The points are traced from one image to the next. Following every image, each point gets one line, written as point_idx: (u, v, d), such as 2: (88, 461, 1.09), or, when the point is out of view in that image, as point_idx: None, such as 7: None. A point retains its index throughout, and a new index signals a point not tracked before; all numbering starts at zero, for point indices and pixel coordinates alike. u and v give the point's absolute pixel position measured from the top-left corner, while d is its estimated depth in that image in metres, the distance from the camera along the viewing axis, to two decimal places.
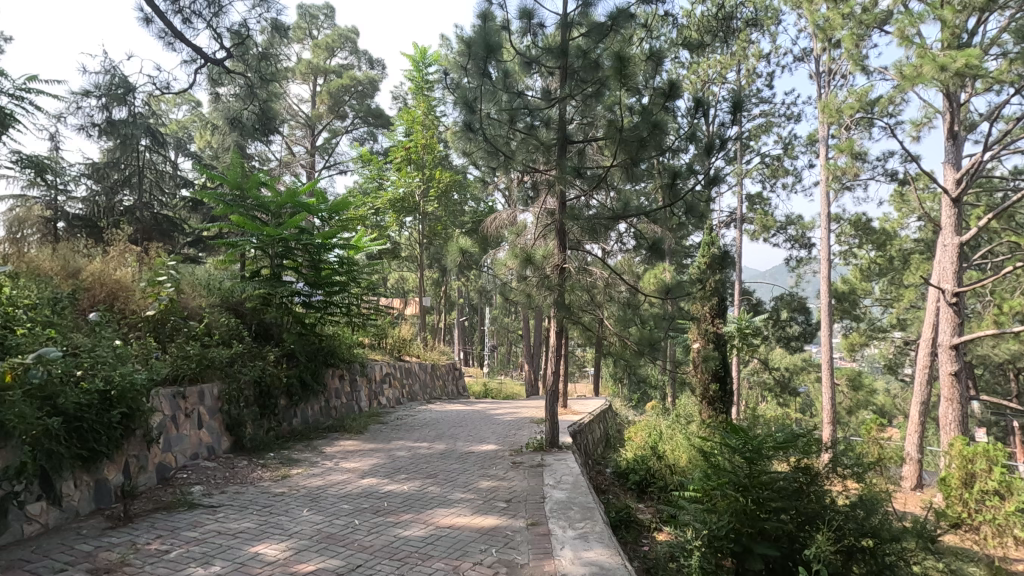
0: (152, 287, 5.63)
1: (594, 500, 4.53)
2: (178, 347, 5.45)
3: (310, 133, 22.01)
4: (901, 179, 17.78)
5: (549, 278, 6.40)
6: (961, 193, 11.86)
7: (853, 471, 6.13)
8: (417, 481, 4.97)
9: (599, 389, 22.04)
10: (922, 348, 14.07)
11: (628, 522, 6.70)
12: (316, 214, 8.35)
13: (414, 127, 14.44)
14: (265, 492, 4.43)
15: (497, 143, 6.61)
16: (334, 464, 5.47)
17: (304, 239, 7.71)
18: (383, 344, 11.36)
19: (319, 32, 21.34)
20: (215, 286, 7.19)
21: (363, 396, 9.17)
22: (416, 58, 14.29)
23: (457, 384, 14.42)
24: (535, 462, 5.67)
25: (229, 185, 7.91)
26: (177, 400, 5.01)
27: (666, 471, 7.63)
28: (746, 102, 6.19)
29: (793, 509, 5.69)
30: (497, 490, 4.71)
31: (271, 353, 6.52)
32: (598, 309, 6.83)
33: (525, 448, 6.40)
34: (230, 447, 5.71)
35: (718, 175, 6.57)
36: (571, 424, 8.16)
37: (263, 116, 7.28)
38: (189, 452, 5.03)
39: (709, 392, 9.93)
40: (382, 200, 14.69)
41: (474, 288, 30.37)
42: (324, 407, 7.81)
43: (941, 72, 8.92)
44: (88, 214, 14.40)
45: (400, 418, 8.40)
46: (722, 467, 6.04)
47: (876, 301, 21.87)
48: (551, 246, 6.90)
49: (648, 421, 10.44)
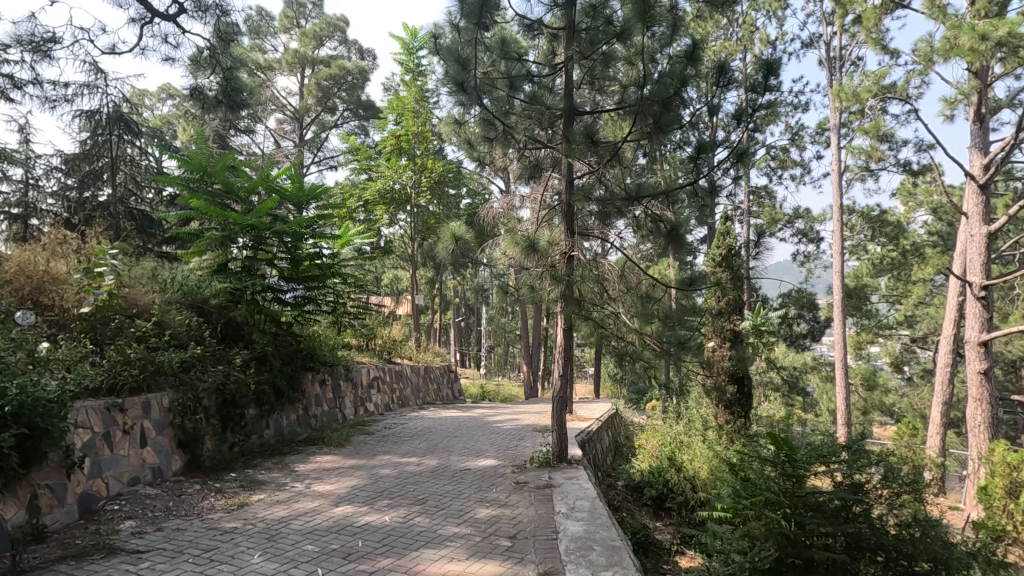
0: (90, 280, 4.83)
1: (619, 536, 3.71)
2: (117, 349, 4.60)
3: (298, 125, 21.10)
4: (914, 169, 17.05)
5: (556, 268, 5.57)
6: (989, 178, 11.12)
7: (909, 486, 5.14)
8: (403, 509, 4.13)
9: (599, 391, 21.18)
10: (943, 346, 13.32)
11: (647, 546, 5.77)
12: (293, 201, 7.48)
13: (405, 116, 13.61)
14: (212, 530, 3.59)
15: (495, 113, 5.85)
16: (304, 488, 4.61)
17: (277, 227, 6.83)
18: (372, 346, 10.50)
19: (307, 21, 20.45)
20: (177, 282, 6.38)
21: (348, 403, 8.32)
22: (407, 40, 13.39)
23: (452, 388, 13.59)
24: (542, 481, 4.84)
25: (192, 168, 7.02)
26: (112, 413, 4.18)
27: (685, 487, 6.82)
28: (776, 69, 5.41)
29: (842, 534, 4.84)
30: (499, 521, 3.88)
31: (238, 357, 5.75)
32: (610, 304, 5.99)
33: (529, 463, 5.59)
34: (184, 466, 4.86)
35: (748, 148, 5.60)
36: (579, 432, 7.34)
37: (229, 87, 6.63)
38: (127, 477, 4.19)
39: (726, 395, 9.14)
40: (370, 192, 13.83)
41: (469, 286, 29.50)
42: (302, 416, 6.97)
43: (981, 42, 8.13)
44: (59, 210, 13.41)
45: (388, 428, 7.55)
46: (758, 487, 5.28)
47: (883, 297, 20.95)
48: (556, 232, 6.10)
49: (659, 427, 9.62)
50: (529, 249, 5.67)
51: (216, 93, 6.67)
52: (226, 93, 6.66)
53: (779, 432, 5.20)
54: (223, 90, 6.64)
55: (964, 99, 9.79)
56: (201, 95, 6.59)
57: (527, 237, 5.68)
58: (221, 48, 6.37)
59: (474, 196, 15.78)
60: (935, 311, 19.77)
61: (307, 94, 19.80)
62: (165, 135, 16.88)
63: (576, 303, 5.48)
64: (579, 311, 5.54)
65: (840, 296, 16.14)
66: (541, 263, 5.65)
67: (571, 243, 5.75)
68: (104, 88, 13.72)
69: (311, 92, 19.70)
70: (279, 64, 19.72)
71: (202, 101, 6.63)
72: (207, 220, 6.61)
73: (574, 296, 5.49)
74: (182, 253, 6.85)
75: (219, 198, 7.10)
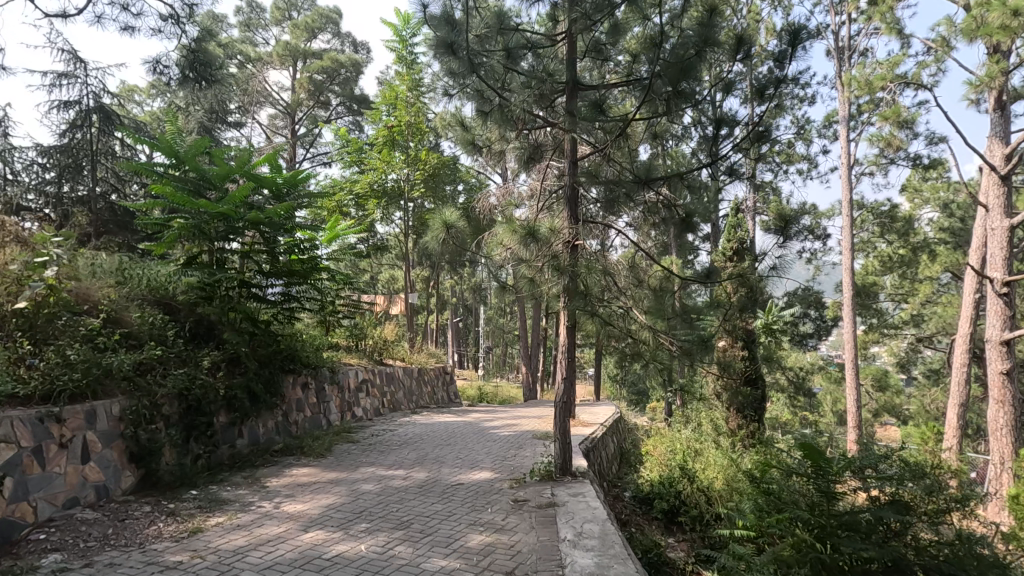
0: (29, 272, 4.29)
1: (635, 569, 3.15)
2: (57, 351, 4.04)
3: (290, 120, 20.50)
4: (925, 162, 16.52)
5: (558, 258, 4.97)
6: (1012, 168, 10.59)
7: (957, 505, 4.56)
8: (384, 535, 3.56)
9: (600, 393, 20.59)
10: (959, 345, 12.75)
11: (660, 566, 5.06)
12: (273, 189, 6.85)
13: (398, 106, 13.06)
14: (153, 565, 3.01)
15: (490, 87, 5.27)
16: (272, 508, 4.03)
17: (253, 216, 6.21)
18: (361, 347, 9.90)
19: (300, 13, 19.87)
20: (143, 276, 5.82)
21: (334, 408, 7.72)
22: (400, 27, 12.86)
23: (448, 390, 12.98)
24: (545, 499, 4.27)
25: (163, 153, 6.43)
26: (44, 425, 3.62)
27: (700, 500, 6.21)
28: (804, 36, 4.84)
29: (883, 560, 4.25)
30: (495, 551, 3.31)
31: (206, 359, 5.19)
32: (619, 298, 5.39)
33: (529, 476, 5.02)
34: (137, 484, 4.29)
35: (769, 128, 5.11)
36: (584, 439, 6.75)
37: (196, 59, 6.10)
38: (62, 499, 3.62)
39: (739, 398, 8.55)
40: (361, 186, 13.25)
41: (467, 286, 28.74)
42: (280, 423, 6.38)
43: (1013, 18, 7.56)
44: (36, 206, 12.71)
45: (376, 435, 6.95)
46: (786, 503, 4.85)
47: (888, 295, 20.35)
48: (558, 218, 5.47)
49: (666, 432, 9.02)
50: (528, 236, 5.07)
51: (181, 66, 6.16)
52: (192, 65, 6.14)
53: (812, 444, 4.76)
54: (189, 62, 6.12)
55: (985, 86, 9.31)
56: (161, 70, 6.11)
57: (526, 224, 5.07)
58: (186, 16, 5.81)
59: (471, 192, 15.24)
60: (943, 310, 18.49)
61: (300, 88, 19.24)
62: (151, 129, 16.27)
63: (580, 296, 4.86)
64: (584, 306, 4.93)
65: (850, 293, 15.56)
66: (543, 253, 5.07)
67: (574, 230, 5.17)
68: (84, 78, 13.19)
69: (303, 86, 19.10)
70: (270, 57, 19.16)
71: (164, 75, 6.15)
72: (173, 209, 6.05)
73: (579, 288, 4.88)
74: (148, 245, 6.27)
75: (191, 185, 6.53)
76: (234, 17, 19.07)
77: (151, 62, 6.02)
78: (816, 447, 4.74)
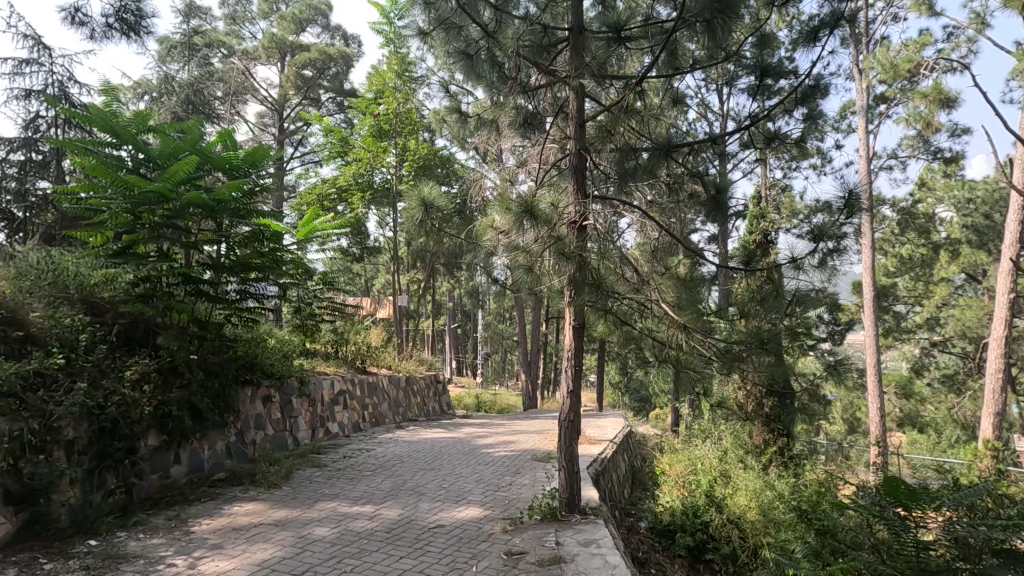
0: None
1: None
2: None
3: (278, 117, 19.50)
4: (945, 154, 15.59)
5: (562, 240, 3.99)
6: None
7: None
8: None
9: (603, 401, 19.55)
10: (995, 348, 11.79)
11: None
12: (230, 173, 5.84)
13: (386, 93, 12.18)
14: None
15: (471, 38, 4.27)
16: (187, 568, 3.05)
17: (197, 198, 5.18)
18: (342, 354, 8.91)
19: (287, 6, 18.93)
20: (63, 268, 4.82)
21: (303, 424, 6.70)
22: (387, 8, 11.93)
23: (440, 401, 11.90)
24: (547, 552, 3.27)
25: (96, 124, 5.44)
26: None
27: (733, 533, 5.21)
28: None
29: None
30: None
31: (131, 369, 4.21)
32: (637, 294, 4.41)
33: (525, 516, 4.02)
34: (16, 534, 3.27)
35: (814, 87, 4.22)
36: (592, 462, 5.76)
37: (124, 7, 4.86)
38: None
39: (764, 409, 7.52)
40: (345, 179, 12.27)
41: (464, 289, 27.68)
42: (233, 445, 5.38)
43: None
44: None
45: (348, 458, 5.93)
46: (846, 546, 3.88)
47: (899, 299, 18.77)
48: (562, 193, 4.50)
49: (683, 450, 7.98)
50: (525, 215, 4.09)
51: (106, 15, 4.87)
52: (120, 13, 4.86)
53: (899, 479, 3.88)
54: (114, 9, 4.84)
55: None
56: (82, 19, 4.75)
57: (523, 201, 4.12)
58: None
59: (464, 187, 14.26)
60: (960, 311, 17.03)
61: (286, 83, 18.28)
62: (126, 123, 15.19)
63: (594, 288, 3.90)
64: (597, 300, 3.95)
65: (871, 294, 14.53)
66: (543, 235, 4.08)
67: (582, 208, 4.20)
68: (48, 66, 12.22)
69: (290, 80, 18.16)
70: (256, 51, 18.23)
71: (84, 26, 4.78)
72: (100, 193, 5.07)
73: (592, 279, 3.91)
74: (75, 234, 5.26)
75: (130, 165, 5.52)
76: (218, 9, 18.08)
77: (67, 7, 4.71)
78: (905, 483, 3.86)
